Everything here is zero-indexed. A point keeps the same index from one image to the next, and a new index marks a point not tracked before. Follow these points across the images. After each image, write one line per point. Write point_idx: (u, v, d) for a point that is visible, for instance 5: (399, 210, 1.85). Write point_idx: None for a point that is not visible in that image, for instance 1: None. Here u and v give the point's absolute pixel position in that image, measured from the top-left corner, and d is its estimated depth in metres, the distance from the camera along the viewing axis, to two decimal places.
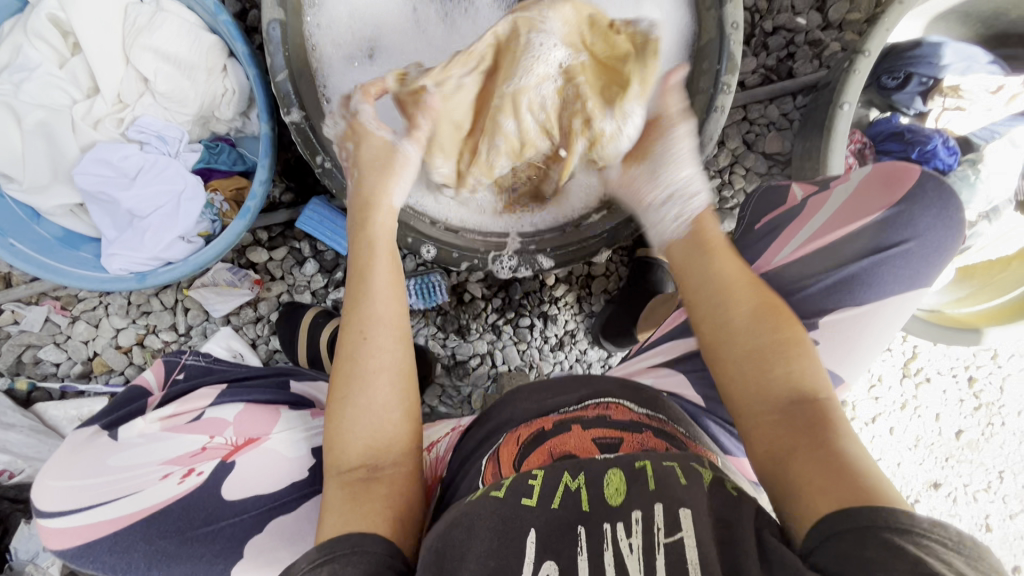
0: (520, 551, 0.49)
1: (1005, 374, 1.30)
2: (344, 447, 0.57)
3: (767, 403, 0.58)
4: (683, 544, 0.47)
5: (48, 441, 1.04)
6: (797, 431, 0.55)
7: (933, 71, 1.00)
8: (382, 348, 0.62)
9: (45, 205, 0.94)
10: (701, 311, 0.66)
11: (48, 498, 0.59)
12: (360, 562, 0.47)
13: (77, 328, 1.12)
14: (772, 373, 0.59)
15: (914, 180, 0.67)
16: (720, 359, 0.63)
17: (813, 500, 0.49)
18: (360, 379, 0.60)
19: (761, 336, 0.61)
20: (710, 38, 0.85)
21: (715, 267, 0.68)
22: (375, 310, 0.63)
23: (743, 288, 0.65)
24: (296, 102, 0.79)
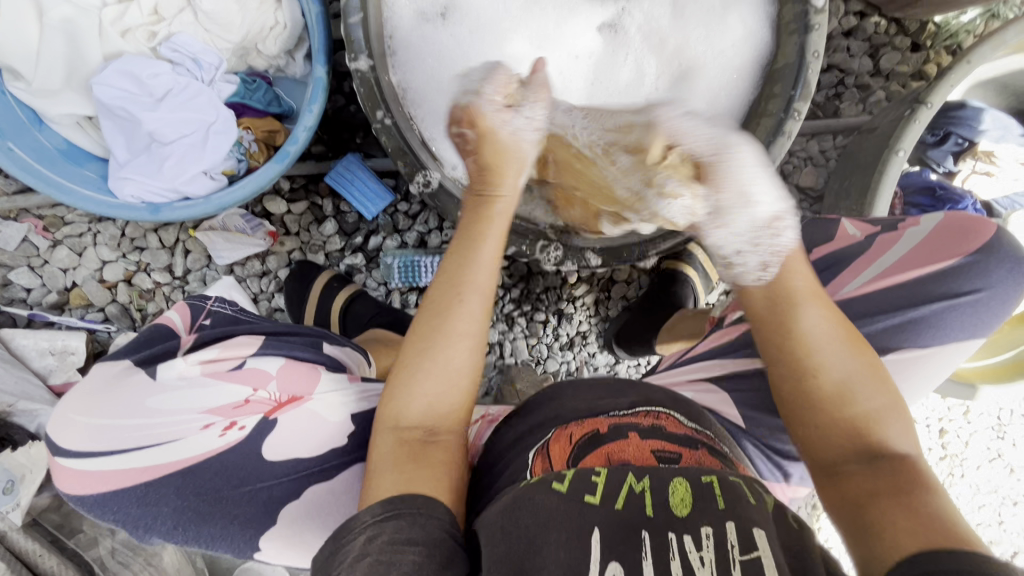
0: (587, 553, 0.45)
1: (972, 430, 1.33)
2: (407, 406, 0.57)
3: (851, 454, 0.56)
4: (761, 563, 0.43)
5: (13, 371, 0.93)
6: (885, 480, 0.53)
7: (971, 134, 1.03)
8: (473, 314, 0.59)
9: (50, 111, 0.85)
10: (787, 369, 0.60)
11: (75, 436, 0.55)
12: (425, 525, 0.48)
13: (58, 254, 1.01)
14: (872, 434, 0.56)
15: (990, 232, 0.73)
16: (806, 415, 0.59)
17: (895, 545, 0.48)
18: (441, 339, 0.58)
19: (862, 398, 0.57)
20: (788, 63, 0.80)
21: (806, 324, 0.60)
22: (474, 276, 0.60)
23: (848, 345, 0.59)
24: (364, 50, 0.74)
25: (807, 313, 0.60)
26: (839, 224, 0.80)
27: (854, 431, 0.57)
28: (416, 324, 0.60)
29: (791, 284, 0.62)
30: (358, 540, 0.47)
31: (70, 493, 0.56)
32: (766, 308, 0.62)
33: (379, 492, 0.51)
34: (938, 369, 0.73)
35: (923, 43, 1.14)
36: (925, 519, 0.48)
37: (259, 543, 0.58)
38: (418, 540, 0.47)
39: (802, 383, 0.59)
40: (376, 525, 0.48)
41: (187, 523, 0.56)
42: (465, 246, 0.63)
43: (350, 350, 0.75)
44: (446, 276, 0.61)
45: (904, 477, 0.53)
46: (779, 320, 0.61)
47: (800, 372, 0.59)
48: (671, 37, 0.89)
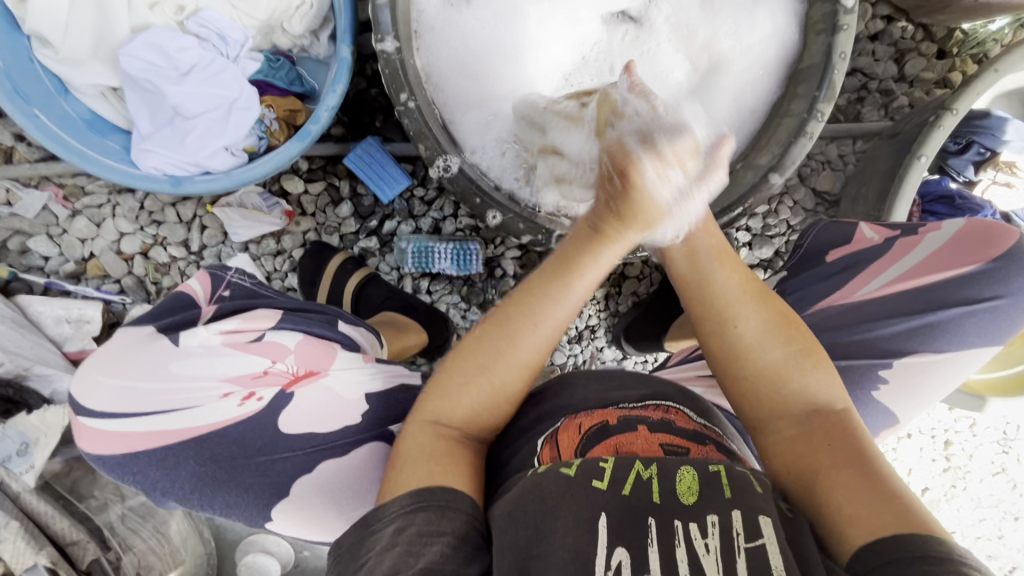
0: (593, 536, 0.45)
1: (977, 443, 1.33)
2: (453, 407, 0.57)
3: (782, 416, 0.59)
4: (766, 550, 0.44)
5: (29, 337, 0.94)
6: (823, 444, 0.55)
7: (993, 144, 1.02)
8: (539, 348, 0.58)
9: (77, 80, 0.86)
10: (707, 325, 0.62)
11: (97, 395, 0.55)
12: (455, 518, 0.48)
13: (77, 224, 1.02)
14: (790, 384, 0.59)
15: (1015, 238, 0.72)
16: (734, 369, 0.61)
17: (847, 526, 0.48)
18: (506, 362, 0.57)
19: (772, 348, 0.60)
20: (813, 63, 0.80)
21: (716, 276, 0.62)
22: (561, 315, 0.58)
23: (753, 299, 0.61)
24: (391, 32, 0.74)
25: (719, 272, 0.63)
26: (858, 227, 0.79)
27: (775, 383, 0.59)
28: (484, 334, 0.58)
29: (706, 244, 0.64)
30: (388, 529, 0.48)
31: (92, 454, 0.57)
32: (685, 266, 0.64)
33: (400, 481, 0.51)
34: (952, 375, 0.73)
35: (949, 50, 1.13)
36: (865, 489, 0.50)
37: (273, 513, 0.59)
38: (447, 532, 0.47)
39: (720, 338, 0.61)
40: (405, 516, 0.48)
41: (203, 488, 0.57)
42: (555, 271, 0.59)
43: (364, 330, 0.75)
44: (530, 300, 0.58)
45: (840, 440, 0.55)
46: (693, 277, 0.64)
47: (720, 327, 0.61)
48: (699, 30, 0.89)
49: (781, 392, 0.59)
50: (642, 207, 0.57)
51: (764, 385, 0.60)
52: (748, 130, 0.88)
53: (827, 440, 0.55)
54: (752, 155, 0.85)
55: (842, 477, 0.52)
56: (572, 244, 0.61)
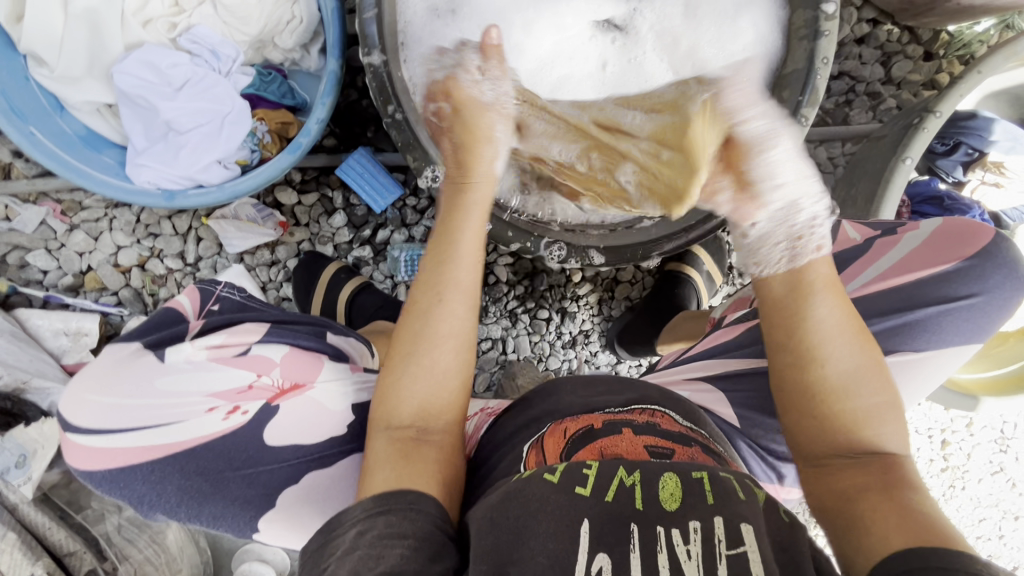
0: (575, 540, 0.46)
1: (975, 442, 1.33)
2: (397, 404, 0.58)
3: (839, 453, 0.58)
4: (746, 558, 0.44)
5: (28, 351, 0.96)
6: (869, 481, 0.55)
7: (981, 145, 1.03)
8: (456, 315, 0.61)
9: (72, 98, 0.88)
10: (788, 356, 0.61)
11: (85, 413, 0.56)
12: (418, 520, 0.49)
13: (74, 238, 1.03)
14: (864, 431, 0.58)
15: (989, 237, 0.73)
16: (801, 406, 0.60)
17: (884, 540, 0.49)
18: (428, 341, 0.59)
19: (863, 393, 0.59)
20: (797, 69, 0.81)
21: (818, 312, 0.60)
22: (457, 276, 0.62)
23: (853, 338, 0.59)
24: (377, 45, 0.77)
25: (818, 303, 0.61)
26: (841, 227, 0.81)
27: (843, 423, 0.58)
28: (403, 324, 0.61)
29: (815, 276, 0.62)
30: (350, 533, 0.48)
31: (79, 469, 0.58)
32: (785, 290, 0.63)
33: (377, 487, 0.52)
34: (931, 372, 0.74)
35: (935, 52, 1.14)
36: (898, 516, 0.50)
37: (259, 525, 0.61)
38: (409, 534, 0.48)
39: (799, 373, 0.60)
40: (367, 520, 0.49)
41: (190, 501, 0.59)
42: (442, 245, 0.65)
43: (354, 339, 0.76)
44: (427, 277, 0.63)
45: (889, 477, 0.55)
46: (791, 303, 0.62)
47: (805, 363, 0.60)
48: (683, 37, 0.90)
49: (838, 428, 0.58)
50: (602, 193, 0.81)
51: (827, 416, 0.59)
52: None
53: (883, 477, 0.54)
54: None
55: (888, 505, 0.52)
56: (457, 224, 0.66)
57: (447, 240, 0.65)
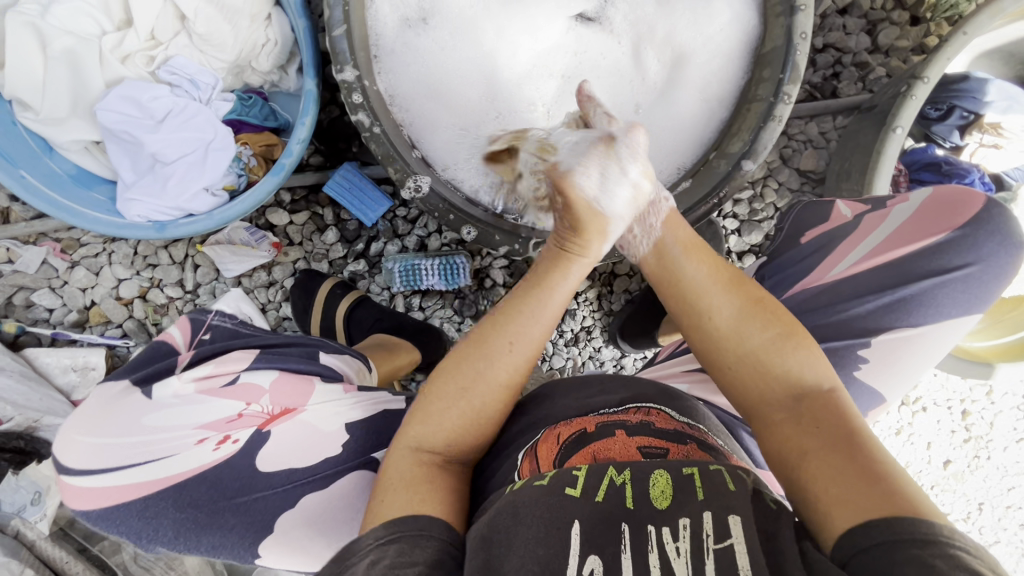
0: (565, 543, 0.46)
1: (996, 411, 1.29)
2: (432, 431, 0.57)
3: (771, 405, 0.58)
4: (733, 551, 0.44)
5: (38, 390, 0.98)
6: (809, 421, 0.54)
7: (976, 107, 1.00)
8: (484, 331, 0.61)
9: (60, 139, 0.90)
10: (685, 320, 0.64)
11: (78, 453, 0.57)
12: (427, 546, 0.49)
13: (76, 274, 1.05)
14: (775, 371, 0.58)
15: (981, 204, 0.72)
16: (715, 360, 0.62)
17: (831, 511, 0.47)
18: (478, 376, 0.58)
19: (753, 334, 0.60)
20: (776, 46, 0.79)
21: (685, 270, 0.64)
22: (532, 333, 0.60)
23: (724, 287, 0.63)
24: (350, 61, 0.76)
25: (687, 266, 0.65)
26: (833, 205, 0.79)
27: (760, 371, 0.59)
28: (462, 356, 0.59)
29: (670, 238, 0.67)
30: (362, 562, 0.47)
31: (74, 508, 0.59)
32: (655, 261, 0.67)
33: (387, 513, 0.51)
34: (933, 344, 0.72)
35: (923, 15, 1.11)
36: (842, 468, 0.49)
37: (259, 550, 0.62)
38: (419, 561, 0.47)
39: (699, 331, 0.62)
40: (377, 548, 0.48)
41: (188, 532, 0.60)
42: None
43: (349, 357, 0.78)
44: (463, 293, 0.63)
45: (830, 419, 0.53)
46: (669, 280, 0.65)
47: (693, 321, 0.63)
48: (657, 26, 0.90)
49: (769, 381, 0.58)
50: (590, 219, 0.62)
51: (750, 374, 0.60)
52: (718, 117, 0.87)
53: (829, 429, 0.53)
54: (723, 144, 0.84)
55: (831, 459, 0.50)
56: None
57: (497, 258, 0.65)
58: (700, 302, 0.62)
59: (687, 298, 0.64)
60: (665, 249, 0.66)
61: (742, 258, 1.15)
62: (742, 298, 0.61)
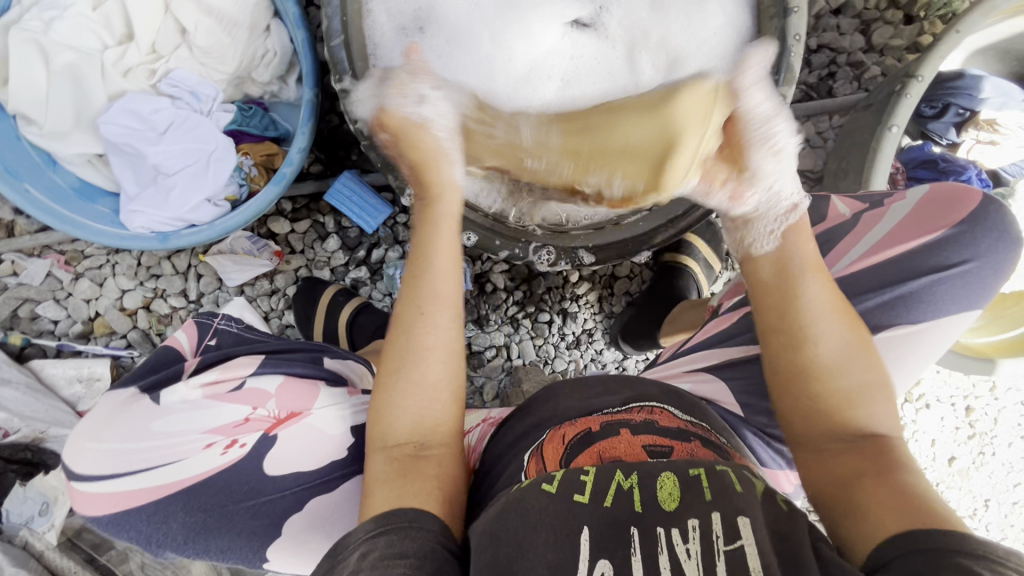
0: (576, 549, 0.46)
1: (1000, 406, 1.29)
2: (391, 423, 0.59)
3: (832, 440, 0.60)
4: (743, 552, 0.44)
5: (44, 401, 0.99)
6: (868, 460, 0.57)
7: (971, 104, 1.00)
8: (439, 328, 0.62)
9: (63, 152, 0.91)
10: (777, 344, 0.65)
11: (84, 461, 0.59)
12: (418, 537, 0.49)
13: (80, 286, 1.06)
14: (856, 409, 0.60)
15: (975, 202, 0.72)
16: (798, 386, 0.63)
17: (880, 531, 0.50)
18: (414, 355, 0.61)
19: (852, 372, 0.61)
20: (770, 48, 0.79)
21: (806, 291, 0.65)
22: (434, 288, 0.63)
23: (839, 317, 0.63)
24: (348, 70, 0.78)
25: (806, 283, 0.65)
26: (832, 202, 0.80)
27: (845, 405, 0.60)
28: (393, 341, 0.62)
29: (798, 256, 0.67)
30: (354, 555, 0.48)
31: (85, 515, 0.60)
32: (771, 269, 0.68)
33: (378, 507, 0.52)
34: (933, 341, 0.72)
35: (916, 14, 1.11)
36: (898, 497, 0.51)
37: (269, 553, 0.62)
38: (409, 553, 0.47)
39: (792, 352, 0.63)
40: (368, 541, 0.48)
41: (197, 537, 0.60)
42: (421, 261, 0.65)
43: (352, 362, 0.79)
44: (409, 295, 0.63)
45: (882, 460, 0.56)
46: (778, 289, 0.66)
47: (791, 341, 0.63)
48: (652, 29, 0.91)
49: (834, 419, 0.60)
50: (431, 175, 0.70)
51: (820, 410, 0.61)
52: None
53: (877, 464, 0.56)
54: None
55: (883, 490, 0.53)
56: (428, 242, 0.66)
57: (423, 255, 0.65)
58: (798, 332, 0.63)
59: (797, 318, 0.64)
60: (784, 259, 0.67)
61: None
62: (851, 334, 0.62)
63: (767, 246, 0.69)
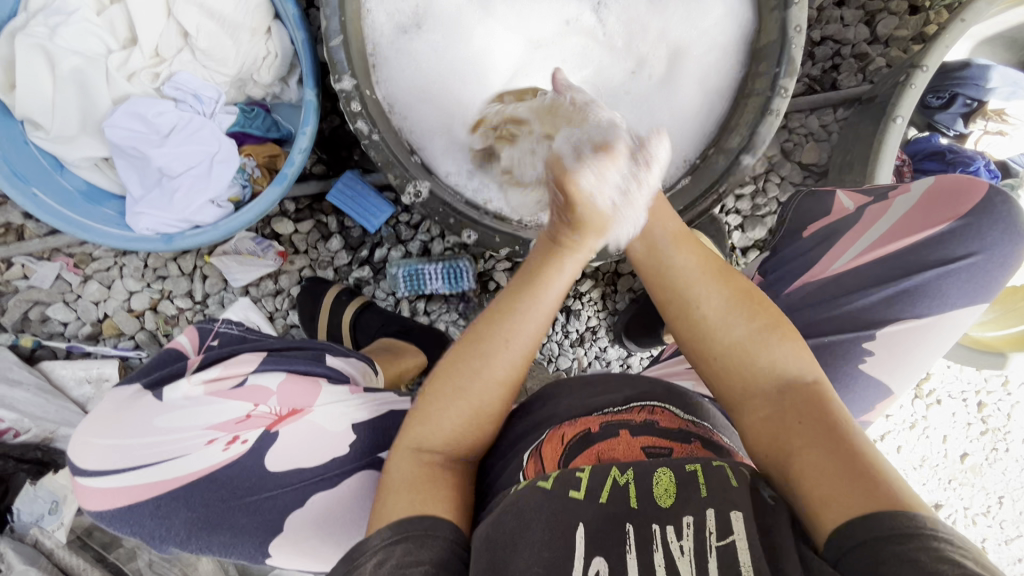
0: (570, 545, 0.46)
1: (1013, 401, 1.27)
2: (433, 436, 0.58)
3: (753, 394, 0.58)
4: (734, 548, 0.43)
5: (55, 402, 1.00)
6: (791, 415, 0.54)
7: (979, 94, 0.98)
8: (508, 365, 0.59)
9: (70, 156, 0.92)
10: (672, 310, 0.63)
11: (90, 456, 0.60)
12: (433, 545, 0.49)
13: (89, 288, 1.07)
14: (757, 360, 0.58)
15: (982, 193, 0.71)
16: (704, 352, 0.61)
17: (824, 509, 0.46)
18: (476, 383, 0.58)
19: (739, 325, 0.59)
20: (771, 40, 0.79)
21: (674, 261, 0.63)
22: (526, 327, 0.59)
23: (713, 278, 0.62)
24: (348, 70, 0.78)
25: (675, 255, 0.64)
26: (835, 196, 0.79)
27: (742, 359, 0.58)
28: (460, 362, 0.59)
29: (660, 229, 0.65)
30: (370, 563, 0.48)
31: (90, 510, 0.61)
32: (643, 250, 0.65)
33: (391, 514, 0.52)
34: (940, 337, 0.71)
35: (921, 4, 1.10)
36: (838, 467, 0.48)
37: (270, 549, 0.63)
38: (425, 560, 0.48)
39: (686, 318, 0.61)
40: (385, 549, 0.49)
41: (199, 531, 0.62)
42: (527, 292, 0.60)
43: (354, 360, 0.80)
44: (494, 322, 0.60)
45: (813, 410, 0.53)
46: (653, 262, 0.65)
47: (680, 311, 0.62)
48: (650, 23, 0.89)
49: (747, 367, 0.58)
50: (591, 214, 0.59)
51: (730, 363, 0.59)
52: (716, 112, 0.87)
53: (804, 412, 0.54)
54: (722, 139, 0.85)
55: (815, 452, 0.50)
56: (544, 271, 0.61)
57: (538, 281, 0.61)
58: (687, 295, 0.62)
59: (663, 283, 0.63)
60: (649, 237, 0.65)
61: (746, 254, 1.15)
62: (733, 290, 0.60)
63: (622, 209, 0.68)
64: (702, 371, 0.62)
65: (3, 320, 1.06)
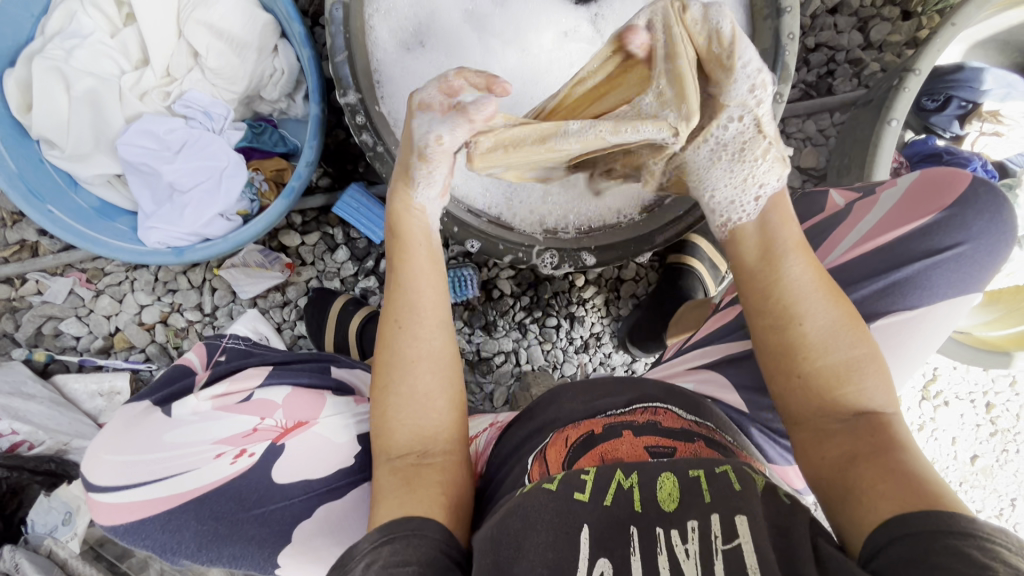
0: (575, 546, 0.47)
1: (1022, 402, 1.26)
2: (391, 435, 0.59)
3: (828, 418, 0.57)
4: (741, 551, 0.44)
5: (67, 415, 1.02)
6: (864, 442, 0.54)
7: (974, 96, 0.99)
8: (424, 339, 0.61)
9: (84, 173, 0.95)
10: (767, 322, 0.61)
11: (101, 472, 0.63)
12: (421, 545, 0.49)
13: (101, 302, 1.09)
14: (848, 389, 0.57)
15: (965, 185, 0.72)
16: (792, 366, 0.59)
17: (874, 506, 0.48)
18: (399, 369, 0.60)
19: (840, 348, 0.58)
20: (765, 48, 0.79)
21: (787, 272, 0.60)
22: (415, 302, 0.62)
23: (826, 296, 0.59)
24: (352, 85, 0.80)
25: (789, 263, 0.60)
26: (827, 196, 0.83)
27: (832, 384, 0.57)
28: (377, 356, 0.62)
29: (782, 235, 0.62)
30: (360, 565, 0.48)
31: (104, 525, 0.64)
32: (752, 250, 0.63)
33: (383, 518, 0.53)
34: (934, 329, 0.72)
35: (913, 10, 1.12)
36: (902, 475, 0.49)
37: (280, 559, 0.64)
38: (413, 560, 0.47)
39: (779, 333, 0.59)
40: (372, 552, 0.48)
41: (210, 544, 0.63)
42: (394, 272, 0.63)
43: (360, 371, 0.81)
44: (392, 305, 0.62)
45: (884, 437, 0.54)
46: (762, 267, 0.62)
47: (779, 321, 0.60)
48: None
49: (835, 396, 0.57)
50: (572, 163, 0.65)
51: (819, 387, 0.57)
52: None
53: (879, 443, 0.53)
54: None
55: (879, 466, 0.51)
56: (418, 243, 0.64)
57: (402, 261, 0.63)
58: (792, 309, 0.59)
59: (779, 294, 0.60)
60: (763, 237, 0.62)
61: None
62: (841, 314, 0.58)
63: (749, 210, 0.63)
64: (775, 390, 0.61)
65: (17, 335, 1.08)
